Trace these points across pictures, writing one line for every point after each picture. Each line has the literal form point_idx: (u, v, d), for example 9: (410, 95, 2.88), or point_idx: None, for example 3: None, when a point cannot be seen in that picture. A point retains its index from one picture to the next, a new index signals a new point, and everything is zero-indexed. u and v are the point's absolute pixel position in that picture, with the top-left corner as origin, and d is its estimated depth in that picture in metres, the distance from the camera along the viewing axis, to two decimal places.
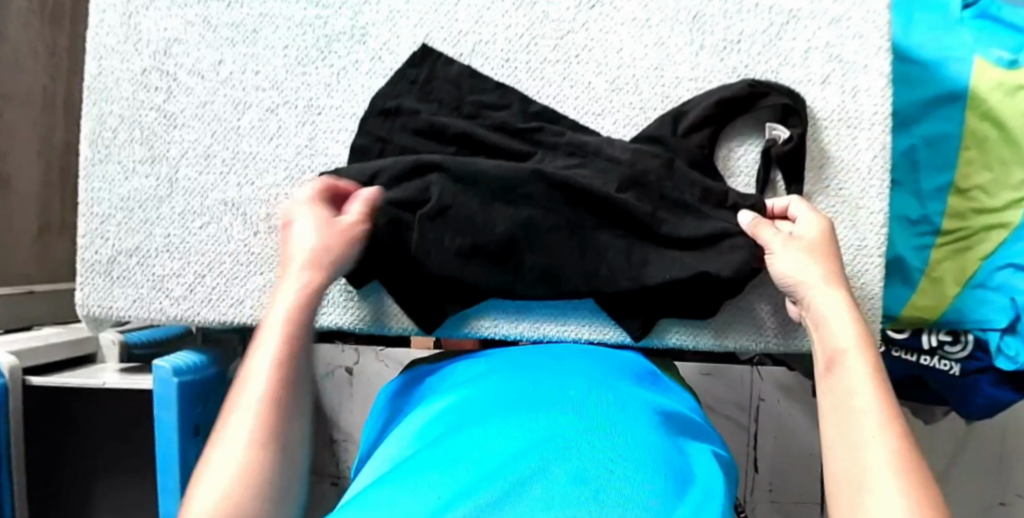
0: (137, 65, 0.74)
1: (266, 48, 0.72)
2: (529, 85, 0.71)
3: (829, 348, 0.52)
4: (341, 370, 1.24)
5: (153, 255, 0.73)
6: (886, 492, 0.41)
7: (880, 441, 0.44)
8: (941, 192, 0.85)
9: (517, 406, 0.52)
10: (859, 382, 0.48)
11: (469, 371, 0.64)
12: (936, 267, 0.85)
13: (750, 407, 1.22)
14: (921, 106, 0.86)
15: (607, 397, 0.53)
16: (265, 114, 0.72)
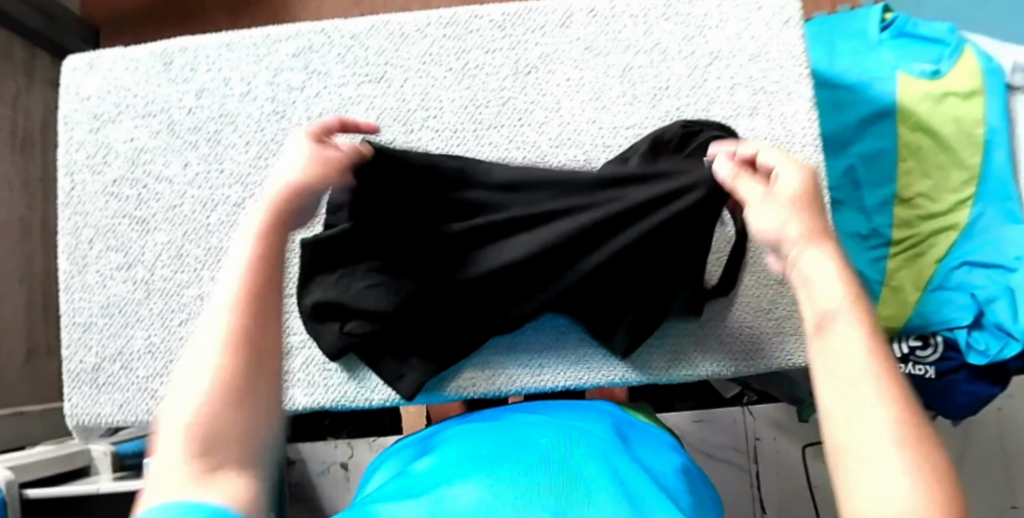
0: (107, 177, 0.78)
1: (229, 147, 0.76)
2: (479, 151, 0.75)
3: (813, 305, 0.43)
4: (335, 466, 1.24)
5: (136, 357, 0.75)
6: (885, 462, 0.35)
7: (881, 403, 0.37)
8: (886, 204, 0.89)
9: (499, 452, 0.54)
10: (854, 347, 0.40)
11: (448, 431, 0.66)
12: (894, 276, 0.89)
13: (747, 448, 1.22)
14: (854, 126, 0.91)
15: (584, 439, 0.57)
16: (233, 208, 0.76)
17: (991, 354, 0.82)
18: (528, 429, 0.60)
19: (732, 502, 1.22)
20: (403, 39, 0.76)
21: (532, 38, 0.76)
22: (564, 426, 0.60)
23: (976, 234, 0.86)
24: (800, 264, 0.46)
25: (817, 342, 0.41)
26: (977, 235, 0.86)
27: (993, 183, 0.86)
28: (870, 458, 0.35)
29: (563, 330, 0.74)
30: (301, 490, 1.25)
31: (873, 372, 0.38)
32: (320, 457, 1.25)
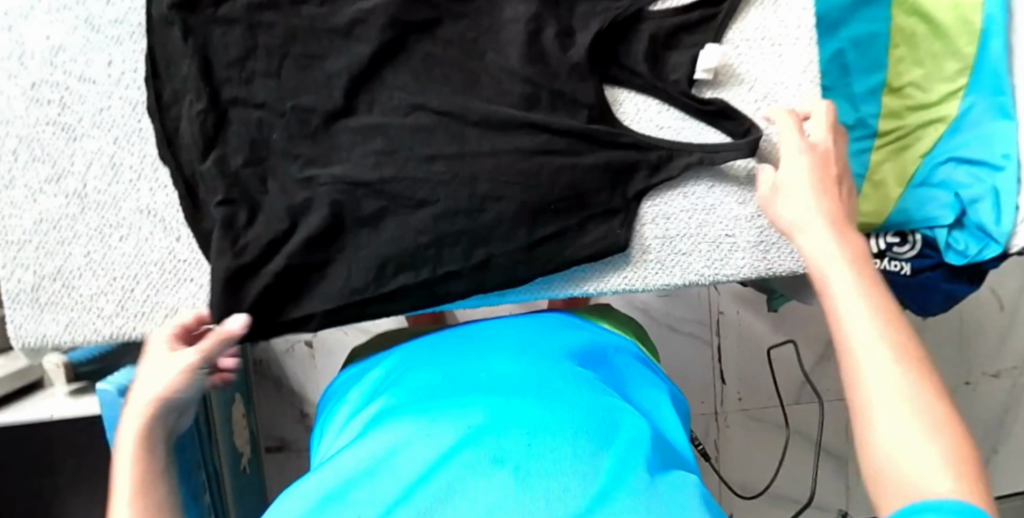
0: (24, 79, 0.70)
1: (165, 47, 0.67)
2: (448, 46, 0.69)
3: (827, 263, 0.51)
4: (300, 345, 1.22)
5: (78, 275, 0.70)
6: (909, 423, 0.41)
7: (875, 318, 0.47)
8: (874, 94, 0.85)
9: (477, 362, 0.60)
10: (869, 331, 0.45)
11: (401, 374, 0.64)
12: (877, 170, 0.86)
13: (710, 321, 1.23)
14: (845, 9, 0.84)
15: (535, 334, 0.66)
16: (171, 115, 0.68)
17: (969, 255, 0.78)
18: (477, 338, 0.66)
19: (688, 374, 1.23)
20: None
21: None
22: (533, 350, 0.61)
23: (964, 127, 0.79)
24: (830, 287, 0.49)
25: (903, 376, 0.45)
26: (966, 128, 0.79)
27: (984, 71, 0.77)
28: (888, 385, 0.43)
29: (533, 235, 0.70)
30: (267, 369, 1.24)
31: (901, 365, 0.43)
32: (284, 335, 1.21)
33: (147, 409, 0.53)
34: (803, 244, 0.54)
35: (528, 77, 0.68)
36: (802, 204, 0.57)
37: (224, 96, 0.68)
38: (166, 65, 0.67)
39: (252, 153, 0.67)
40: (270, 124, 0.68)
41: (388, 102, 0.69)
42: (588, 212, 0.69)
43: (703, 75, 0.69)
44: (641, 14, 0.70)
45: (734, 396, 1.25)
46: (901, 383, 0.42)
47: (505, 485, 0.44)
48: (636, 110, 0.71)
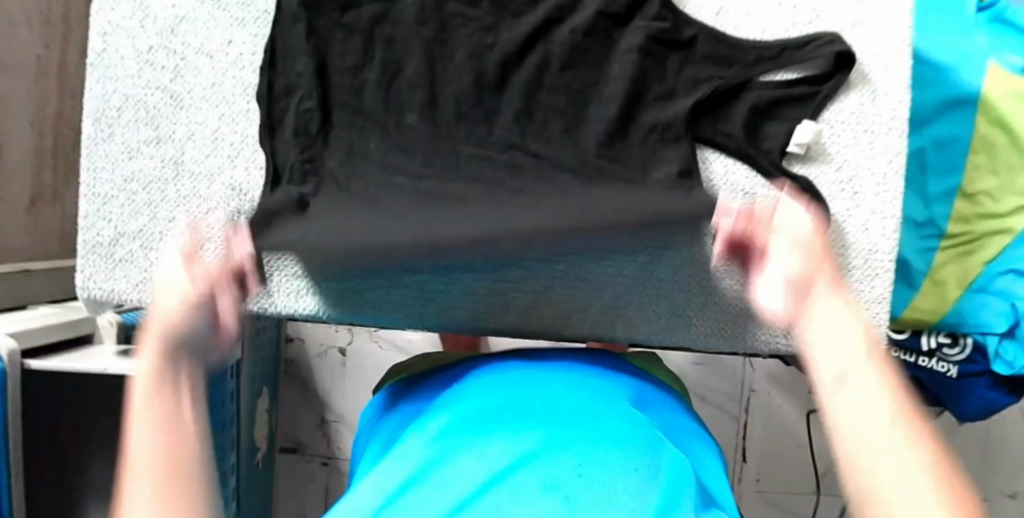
0: (143, 44, 0.72)
1: (284, 42, 0.71)
2: (549, 82, 0.71)
3: (833, 364, 0.43)
4: (334, 351, 1.26)
5: (157, 239, 0.72)
6: (903, 461, 0.36)
7: (885, 398, 0.40)
8: (949, 195, 0.85)
9: (524, 395, 0.60)
10: (873, 379, 0.41)
11: (448, 401, 0.64)
12: (939, 269, 0.85)
13: (741, 397, 1.25)
14: (933, 109, 0.85)
15: (585, 375, 0.65)
16: (278, 106, 0.71)
17: (1016, 366, 0.81)
18: (526, 371, 0.66)
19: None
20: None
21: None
22: (583, 386, 0.62)
23: None
24: (841, 397, 0.41)
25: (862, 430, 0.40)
26: None
27: None
28: (880, 453, 0.37)
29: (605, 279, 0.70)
30: (295, 370, 1.28)
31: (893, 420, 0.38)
32: (319, 339, 1.26)
33: (166, 323, 0.51)
34: (807, 336, 0.46)
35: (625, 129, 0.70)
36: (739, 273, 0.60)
37: (331, 97, 0.71)
38: (282, 57, 0.70)
39: (344, 158, 0.70)
40: (368, 133, 0.70)
41: (483, 128, 0.70)
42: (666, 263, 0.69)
43: (795, 148, 0.69)
44: (747, 83, 0.71)
45: (753, 478, 1.25)
46: (910, 457, 0.36)
47: (552, 506, 0.43)
48: (721, 172, 0.70)
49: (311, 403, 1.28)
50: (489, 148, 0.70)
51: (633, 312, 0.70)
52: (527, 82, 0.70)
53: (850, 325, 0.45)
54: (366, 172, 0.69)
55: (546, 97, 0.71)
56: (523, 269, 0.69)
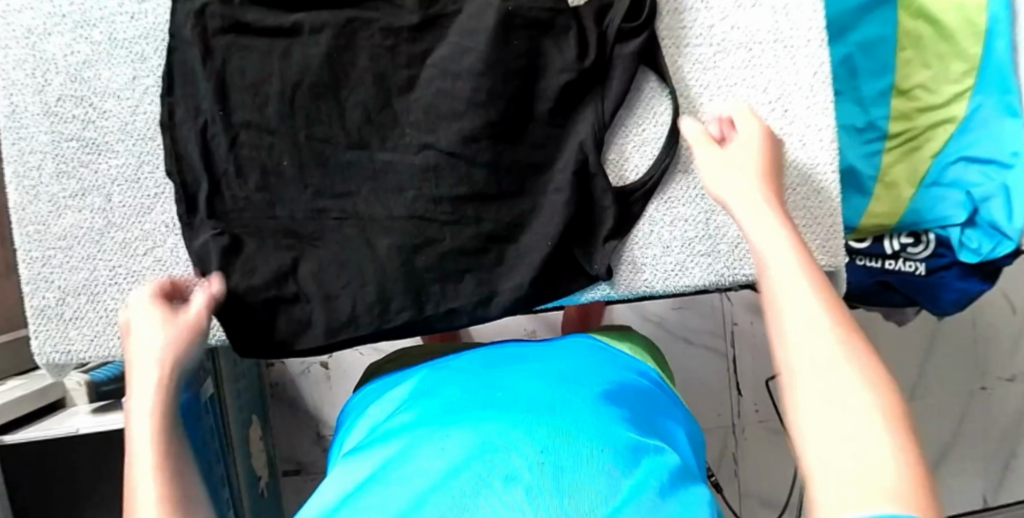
0: (49, 95, 0.70)
1: (183, 71, 0.69)
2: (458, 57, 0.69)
3: (767, 234, 0.52)
4: (316, 366, 1.23)
5: (103, 289, 0.71)
6: (843, 378, 0.40)
7: (831, 333, 0.43)
8: (884, 95, 0.84)
9: (489, 386, 0.60)
10: (800, 289, 0.46)
11: (417, 390, 0.65)
12: (889, 171, 0.85)
13: (725, 333, 1.25)
14: (854, 13, 0.84)
15: (552, 358, 0.66)
16: (179, 133, 0.69)
17: (983, 252, 0.82)
18: (496, 360, 0.68)
19: (705, 388, 1.25)
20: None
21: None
22: (558, 374, 0.61)
23: (975, 128, 0.81)
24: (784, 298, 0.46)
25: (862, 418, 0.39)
26: (976, 128, 0.81)
27: (992, 70, 0.79)
28: (814, 349, 0.42)
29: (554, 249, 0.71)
30: (282, 393, 1.25)
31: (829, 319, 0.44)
32: (299, 357, 1.22)
33: (161, 368, 0.56)
34: (764, 260, 0.50)
35: (533, 101, 0.70)
36: (721, 163, 0.62)
37: (236, 120, 0.70)
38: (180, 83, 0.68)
39: (262, 179, 0.71)
40: (282, 151, 0.71)
41: (401, 117, 0.70)
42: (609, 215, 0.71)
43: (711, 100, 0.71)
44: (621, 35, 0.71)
45: (752, 410, 1.26)
46: (837, 361, 0.41)
47: (517, 500, 0.44)
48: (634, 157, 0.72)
49: (304, 424, 1.25)
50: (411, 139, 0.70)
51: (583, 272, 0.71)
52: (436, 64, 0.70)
53: (774, 233, 0.52)
54: (289, 192, 0.71)
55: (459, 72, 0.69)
56: (469, 251, 0.71)
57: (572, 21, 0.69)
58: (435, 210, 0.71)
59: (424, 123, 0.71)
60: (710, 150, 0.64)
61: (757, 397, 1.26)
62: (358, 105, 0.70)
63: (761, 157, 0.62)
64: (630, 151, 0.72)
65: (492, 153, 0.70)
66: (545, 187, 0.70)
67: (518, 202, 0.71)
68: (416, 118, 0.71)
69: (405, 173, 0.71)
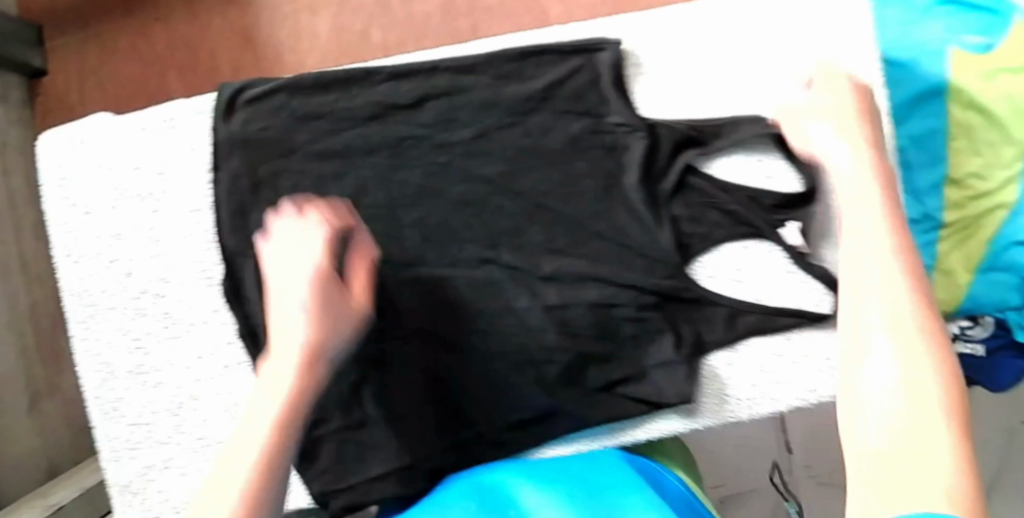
0: (120, 274, 0.71)
1: (236, 212, 0.67)
2: (521, 176, 0.69)
3: (892, 305, 0.49)
4: None
5: (185, 467, 0.70)
6: (908, 434, 0.41)
7: (937, 385, 0.43)
8: (937, 186, 0.85)
9: (554, 498, 0.56)
10: (927, 386, 0.43)
11: (452, 499, 0.59)
12: (945, 259, 0.86)
13: None
14: (902, 108, 0.85)
15: (599, 469, 0.62)
16: (237, 268, 0.67)
17: None
18: (543, 470, 0.62)
19: (744, 446, 1.15)
20: (427, 75, 0.69)
21: (565, 61, 0.70)
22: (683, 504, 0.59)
23: None
24: (858, 308, 0.51)
25: (915, 440, 0.40)
26: None
27: None
28: (915, 389, 0.43)
29: (632, 363, 0.69)
30: None
31: (938, 391, 0.42)
32: None
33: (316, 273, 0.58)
34: (870, 306, 0.50)
35: (599, 214, 0.69)
36: (843, 141, 0.61)
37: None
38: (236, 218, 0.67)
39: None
40: None
41: (463, 232, 0.69)
42: (685, 324, 0.69)
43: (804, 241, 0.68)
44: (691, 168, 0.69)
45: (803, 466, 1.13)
46: (921, 450, 0.39)
47: None
48: (714, 262, 0.70)
49: None
50: (479, 258, 0.69)
51: (666, 388, 0.68)
52: (496, 182, 0.69)
53: (895, 299, 0.49)
54: None
55: (522, 190, 0.69)
56: (532, 364, 0.69)
57: (632, 139, 0.68)
58: (496, 325, 0.69)
59: (484, 239, 0.69)
60: (800, 108, 0.66)
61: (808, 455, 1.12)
62: (420, 225, 0.69)
63: (864, 136, 0.60)
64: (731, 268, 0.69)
65: (564, 270, 0.69)
66: (625, 309, 0.68)
67: (588, 312, 0.69)
68: (475, 233, 0.69)
69: (465, 287, 0.69)
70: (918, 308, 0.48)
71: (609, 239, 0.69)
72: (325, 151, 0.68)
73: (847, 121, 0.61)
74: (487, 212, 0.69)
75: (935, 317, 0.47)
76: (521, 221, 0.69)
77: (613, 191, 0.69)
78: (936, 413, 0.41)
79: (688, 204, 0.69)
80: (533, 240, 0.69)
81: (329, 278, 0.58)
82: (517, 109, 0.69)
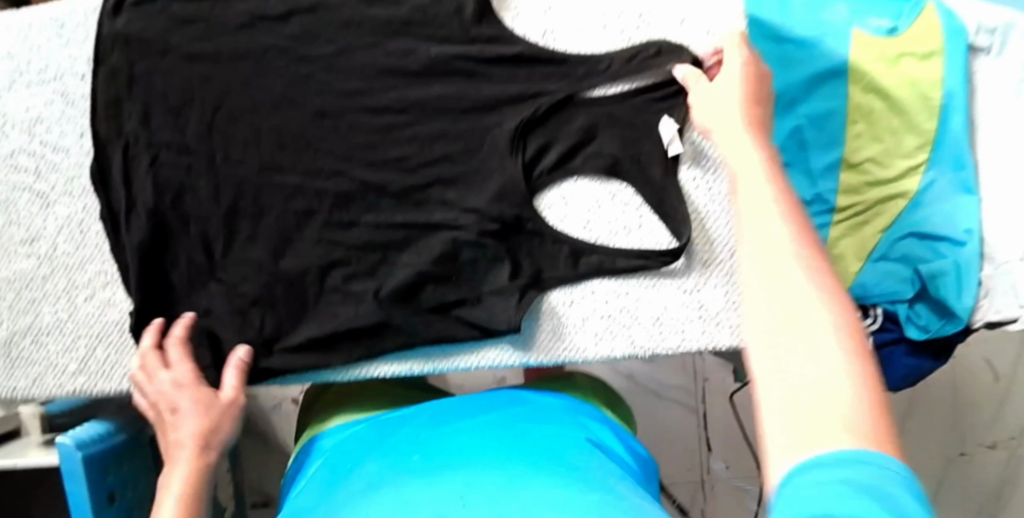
0: (5, 147, 0.73)
1: (109, 103, 0.69)
2: (381, 93, 0.69)
3: (748, 189, 0.42)
4: (287, 404, 1.17)
5: (46, 333, 0.73)
6: (776, 309, 0.34)
7: (796, 246, 0.36)
8: (831, 168, 0.83)
9: (448, 449, 0.59)
10: (794, 275, 0.35)
11: (363, 433, 0.70)
12: (836, 244, 0.84)
13: (695, 388, 1.17)
14: (801, 86, 0.83)
15: (514, 419, 0.64)
16: (105, 156, 0.69)
17: (931, 329, 0.80)
18: (459, 430, 0.62)
19: (671, 440, 1.17)
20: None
21: None
22: (531, 422, 0.64)
23: (927, 204, 0.80)
24: (736, 186, 0.43)
25: (794, 319, 0.33)
26: (927, 204, 0.80)
27: (947, 150, 0.80)
28: (780, 270, 0.35)
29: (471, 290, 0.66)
30: (255, 424, 1.18)
31: (812, 254, 0.35)
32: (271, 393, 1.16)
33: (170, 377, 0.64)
34: (736, 186, 0.43)
35: (451, 138, 0.69)
36: (707, 107, 0.59)
37: (157, 140, 0.69)
38: (104, 107, 0.69)
39: (178, 199, 0.69)
40: (199, 172, 0.69)
41: (318, 143, 0.69)
42: (523, 252, 0.68)
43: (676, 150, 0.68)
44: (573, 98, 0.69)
45: (721, 466, 1.17)
46: (812, 329, 0.32)
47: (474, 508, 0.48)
48: (561, 205, 0.70)
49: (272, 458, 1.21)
50: (331, 170, 0.69)
51: (500, 319, 0.65)
52: (354, 96, 0.69)
53: (750, 174, 0.43)
54: (205, 211, 0.69)
55: (379, 107, 0.69)
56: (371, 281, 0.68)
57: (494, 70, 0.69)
58: (343, 237, 0.68)
59: (340, 150, 0.69)
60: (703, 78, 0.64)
61: (725, 453, 1.17)
62: (278, 131, 0.69)
63: (739, 76, 0.57)
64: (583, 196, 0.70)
65: (412, 189, 0.68)
66: (468, 235, 0.66)
67: (432, 232, 0.67)
68: (330, 144, 0.69)
69: (317, 198, 0.69)
70: (781, 182, 0.41)
71: (458, 162, 0.68)
72: (196, 53, 0.69)
73: (714, 96, 0.58)
74: (343, 125, 0.69)
75: (790, 186, 0.41)
76: (376, 135, 0.69)
77: (468, 118, 0.69)
78: (815, 290, 0.34)
79: (538, 136, 0.69)
80: (386, 157, 0.68)
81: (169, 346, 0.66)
82: (384, 26, 0.69)
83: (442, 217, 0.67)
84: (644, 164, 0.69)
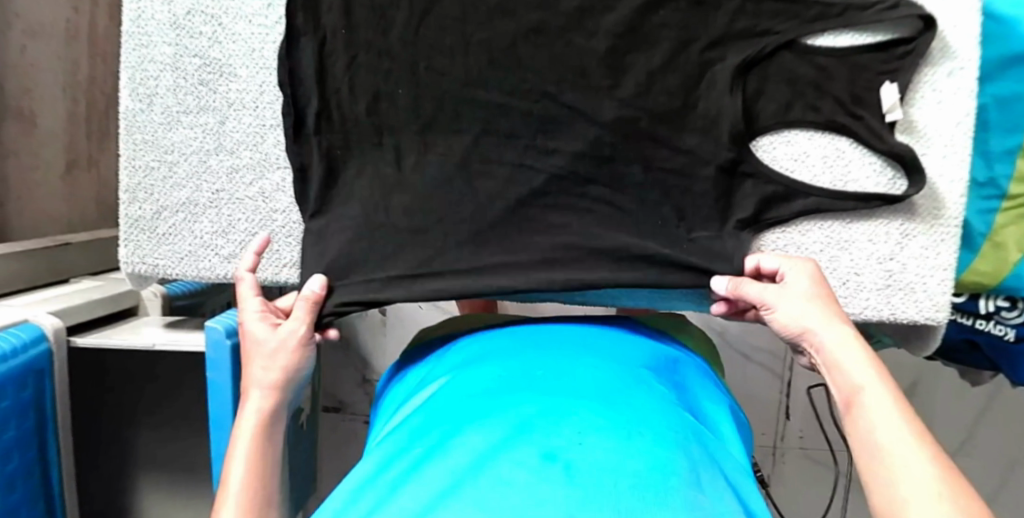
0: (178, 7, 0.68)
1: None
2: (598, 20, 0.66)
3: (853, 377, 0.49)
4: (374, 311, 1.16)
5: (201, 210, 0.70)
6: (925, 486, 0.41)
7: (933, 476, 0.41)
8: (1011, 152, 0.78)
9: (535, 384, 0.53)
10: (918, 464, 0.42)
11: (470, 346, 0.65)
12: (1000, 231, 0.80)
13: (785, 355, 1.15)
14: (993, 66, 0.80)
15: (613, 353, 0.60)
16: (296, 48, 0.67)
17: None
18: (540, 363, 0.57)
19: (752, 405, 1.17)
20: None
21: None
22: (630, 363, 0.58)
23: None
24: (836, 363, 0.51)
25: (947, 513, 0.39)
26: None
27: None
28: (916, 476, 0.41)
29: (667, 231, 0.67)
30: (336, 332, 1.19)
31: (941, 474, 0.41)
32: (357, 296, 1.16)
33: (274, 368, 0.57)
34: (837, 366, 0.51)
35: (662, 76, 0.67)
36: (798, 304, 0.56)
37: (356, 41, 0.67)
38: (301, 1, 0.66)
39: (374, 106, 0.67)
40: (398, 79, 0.67)
41: (525, 62, 0.66)
42: (727, 204, 0.67)
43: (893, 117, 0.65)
44: (787, 50, 0.67)
45: (796, 436, 1.17)
46: (941, 494, 0.40)
47: (552, 475, 0.42)
48: (778, 153, 0.68)
49: (352, 364, 1.19)
50: (532, 94, 0.67)
51: (694, 260, 0.66)
52: (569, 17, 0.66)
53: (856, 360, 0.50)
54: (399, 120, 0.67)
55: (593, 32, 0.66)
56: (563, 203, 0.67)
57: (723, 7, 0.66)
58: (545, 163, 0.67)
59: (549, 72, 0.66)
60: (794, 283, 0.58)
61: (803, 425, 1.17)
62: (483, 44, 0.66)
63: (820, 290, 0.57)
64: (793, 147, 0.68)
65: (610, 117, 0.67)
66: (668, 166, 0.67)
67: (626, 169, 0.67)
68: (539, 65, 0.66)
69: (522, 118, 0.67)
70: (873, 365, 0.49)
71: (668, 103, 0.67)
72: None
73: (816, 295, 0.57)
74: (553, 50, 0.66)
75: (892, 381, 0.48)
76: (586, 60, 0.66)
77: (682, 57, 0.67)
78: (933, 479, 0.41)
79: (755, 84, 0.67)
80: (591, 84, 0.67)
81: (262, 326, 0.60)
82: None
83: (647, 152, 0.67)
84: (858, 130, 0.66)
